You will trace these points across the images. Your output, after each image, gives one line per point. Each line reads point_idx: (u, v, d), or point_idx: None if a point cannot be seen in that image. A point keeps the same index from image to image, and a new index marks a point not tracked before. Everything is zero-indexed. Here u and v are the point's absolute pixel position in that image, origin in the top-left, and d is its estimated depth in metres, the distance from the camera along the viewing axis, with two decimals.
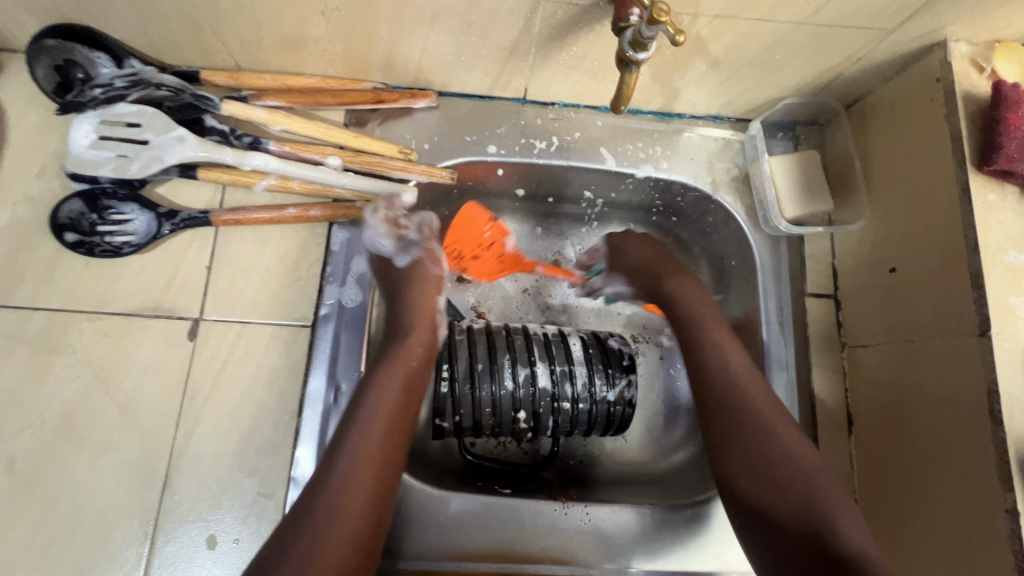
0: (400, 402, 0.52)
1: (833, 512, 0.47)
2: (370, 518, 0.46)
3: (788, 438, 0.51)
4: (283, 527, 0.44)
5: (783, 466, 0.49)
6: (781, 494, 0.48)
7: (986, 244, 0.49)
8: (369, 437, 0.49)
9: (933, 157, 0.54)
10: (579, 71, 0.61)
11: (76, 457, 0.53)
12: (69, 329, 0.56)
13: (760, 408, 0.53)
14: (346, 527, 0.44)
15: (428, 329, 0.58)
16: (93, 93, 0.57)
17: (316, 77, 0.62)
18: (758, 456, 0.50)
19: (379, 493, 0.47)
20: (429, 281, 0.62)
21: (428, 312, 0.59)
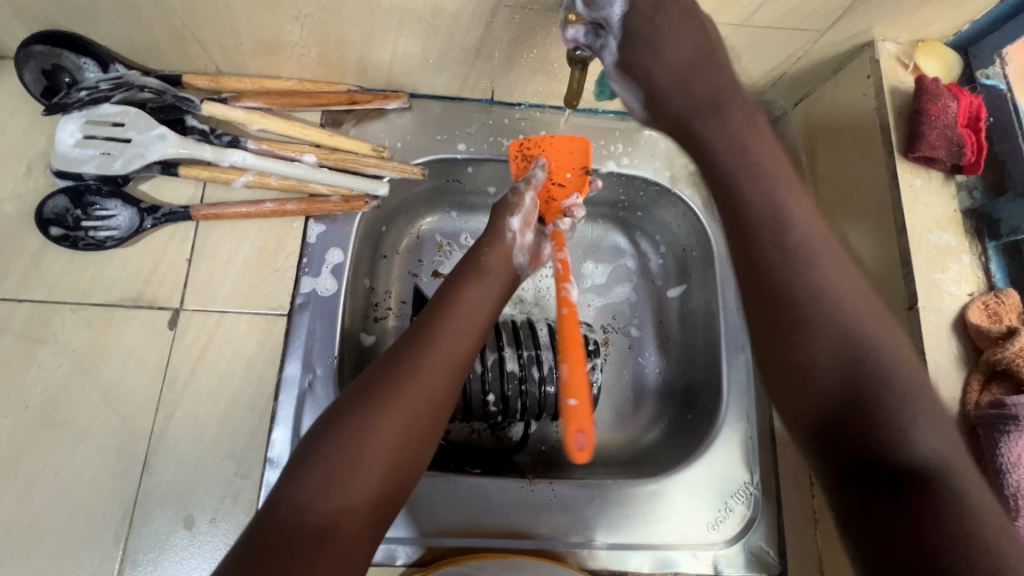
0: (465, 324, 0.54)
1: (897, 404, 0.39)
2: (421, 428, 0.47)
3: (835, 292, 0.44)
4: (328, 417, 0.45)
5: (831, 298, 0.44)
6: (831, 350, 0.42)
7: (913, 225, 0.54)
8: (436, 347, 0.50)
9: (868, 147, 0.58)
10: (541, 72, 0.65)
11: (58, 441, 0.56)
12: (52, 320, 0.58)
13: (833, 292, 0.44)
14: (398, 428, 0.45)
15: (505, 259, 0.61)
16: (78, 96, 0.59)
17: (294, 80, 0.65)
18: (811, 311, 0.43)
19: (437, 403, 0.48)
20: (505, 207, 0.62)
21: (497, 235, 0.61)
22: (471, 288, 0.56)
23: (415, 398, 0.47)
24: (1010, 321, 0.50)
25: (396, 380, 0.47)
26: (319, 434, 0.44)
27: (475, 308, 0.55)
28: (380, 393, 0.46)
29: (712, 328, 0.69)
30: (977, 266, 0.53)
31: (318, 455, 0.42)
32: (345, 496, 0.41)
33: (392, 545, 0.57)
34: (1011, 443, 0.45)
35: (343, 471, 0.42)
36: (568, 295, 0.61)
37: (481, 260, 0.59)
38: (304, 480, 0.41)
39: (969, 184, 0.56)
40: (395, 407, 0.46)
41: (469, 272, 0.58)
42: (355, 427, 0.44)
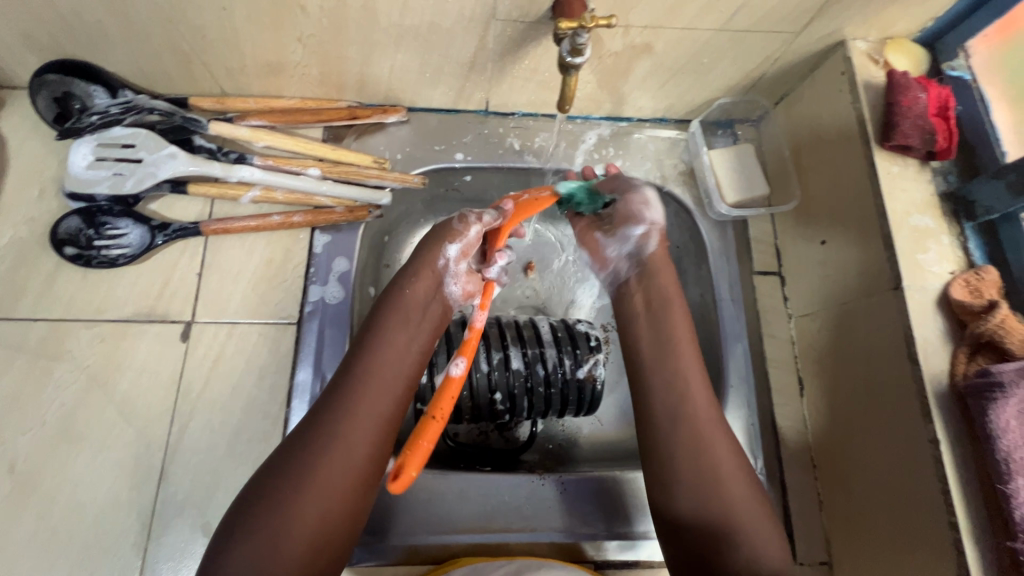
0: (387, 373, 0.54)
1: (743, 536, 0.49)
2: (351, 485, 0.48)
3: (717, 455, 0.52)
4: (257, 484, 0.47)
5: (701, 452, 0.52)
6: (697, 504, 0.51)
7: (893, 210, 0.57)
8: (359, 401, 0.51)
9: (847, 140, 0.62)
10: (534, 82, 0.68)
11: (75, 456, 0.56)
12: (67, 337, 0.60)
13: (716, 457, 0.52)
14: (324, 491, 0.47)
15: (430, 290, 0.60)
16: (90, 120, 0.62)
17: (296, 99, 0.68)
18: (679, 478, 0.52)
19: (365, 458, 0.49)
20: (448, 231, 0.61)
21: (430, 262, 0.60)
22: (393, 328, 0.56)
23: (339, 458, 0.48)
24: (991, 295, 0.52)
25: (318, 443, 0.48)
26: (248, 502, 0.46)
27: (402, 354, 0.55)
28: (303, 460, 0.47)
29: (709, 320, 0.71)
30: (957, 246, 0.56)
31: (247, 526, 0.45)
32: (279, 562, 0.44)
33: (407, 545, 0.59)
34: (1000, 409, 0.46)
35: (268, 551, 0.44)
36: (455, 374, 0.57)
37: (403, 295, 0.58)
38: (237, 551, 0.44)
39: (944, 169, 0.59)
40: (318, 472, 0.47)
41: (392, 312, 0.57)
42: (279, 501, 0.45)
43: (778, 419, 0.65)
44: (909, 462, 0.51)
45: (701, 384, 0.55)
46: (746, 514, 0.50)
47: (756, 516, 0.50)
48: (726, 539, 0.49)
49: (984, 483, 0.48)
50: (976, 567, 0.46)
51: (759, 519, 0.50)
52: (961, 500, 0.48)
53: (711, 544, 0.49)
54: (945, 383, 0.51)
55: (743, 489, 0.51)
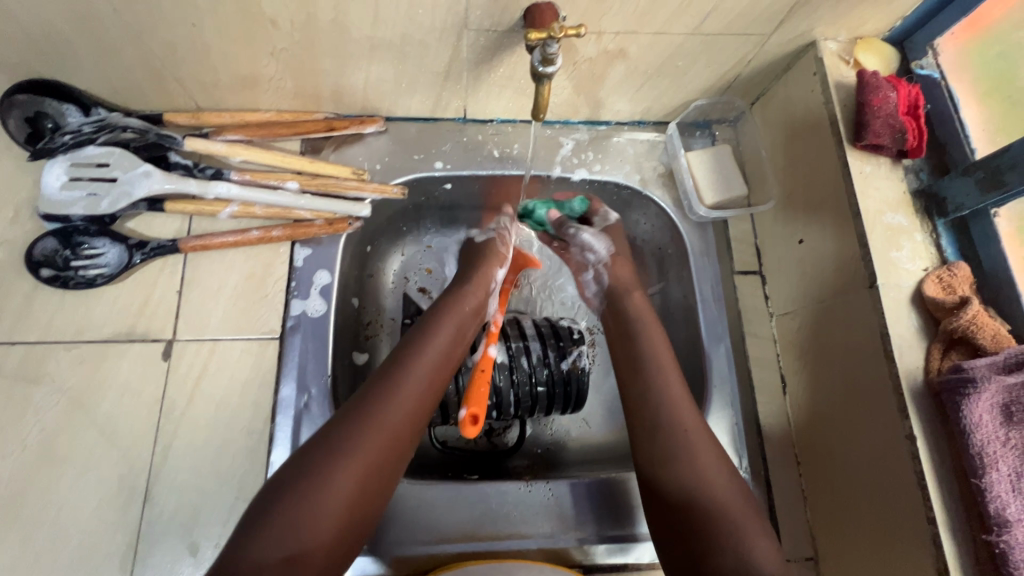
0: (431, 364, 0.56)
1: (739, 523, 0.49)
2: (381, 472, 0.48)
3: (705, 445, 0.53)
4: (294, 463, 0.47)
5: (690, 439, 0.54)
6: (688, 494, 0.51)
7: (866, 209, 0.57)
8: (403, 388, 0.52)
9: (822, 139, 0.62)
10: (510, 89, 0.68)
11: (58, 479, 0.56)
12: (46, 360, 0.59)
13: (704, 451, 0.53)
14: (359, 477, 0.47)
15: (479, 301, 0.64)
16: (61, 140, 0.60)
17: (272, 111, 0.68)
18: (674, 470, 0.52)
19: (399, 445, 0.50)
20: (492, 255, 0.70)
21: (481, 278, 0.66)
22: (440, 323, 0.59)
23: (380, 440, 0.49)
24: (963, 292, 0.53)
25: (357, 431, 0.48)
26: (278, 486, 0.45)
27: (441, 350, 0.57)
28: (345, 437, 0.48)
29: (691, 320, 0.72)
30: (930, 243, 0.57)
31: (282, 503, 0.44)
32: (301, 546, 0.43)
33: (398, 555, 0.59)
34: (972, 404, 0.47)
35: (297, 531, 0.43)
36: (489, 354, 0.64)
37: (456, 300, 0.62)
38: (262, 537, 0.43)
39: (916, 166, 0.60)
40: (358, 452, 0.47)
41: (441, 311, 0.61)
42: (318, 481, 0.45)
43: (761, 417, 0.66)
44: (888, 458, 0.52)
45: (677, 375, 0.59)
46: (739, 505, 0.50)
47: (749, 516, 0.50)
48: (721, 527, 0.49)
49: (959, 476, 0.49)
50: (954, 559, 0.47)
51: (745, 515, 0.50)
52: (938, 494, 0.48)
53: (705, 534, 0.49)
54: (920, 378, 0.51)
55: (733, 486, 0.52)
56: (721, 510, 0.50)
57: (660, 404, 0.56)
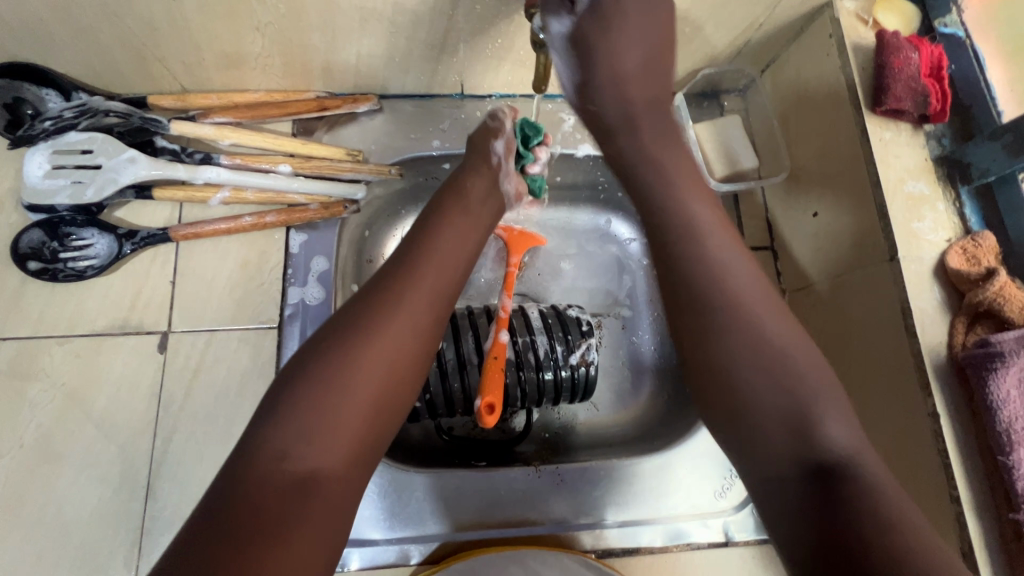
0: (448, 259, 0.51)
1: (813, 402, 0.41)
2: (404, 370, 0.44)
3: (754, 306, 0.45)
4: (305, 357, 0.43)
5: (733, 298, 0.45)
6: (742, 368, 0.42)
7: (886, 178, 0.55)
8: (420, 282, 0.47)
9: (838, 105, 0.59)
10: (509, 61, 0.65)
11: (58, 475, 0.55)
12: (40, 355, 0.58)
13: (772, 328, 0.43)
14: (384, 369, 0.43)
15: (486, 187, 0.59)
16: (43, 126, 0.58)
17: (261, 92, 0.65)
18: (713, 339, 0.44)
19: (423, 342, 0.46)
20: (486, 131, 0.62)
21: (482, 158, 0.60)
22: (452, 219, 0.54)
23: (399, 334, 0.44)
24: (989, 263, 0.51)
25: (376, 315, 0.44)
26: (294, 379, 0.42)
27: (460, 239, 0.53)
28: (359, 330, 0.43)
29: None
30: (953, 213, 0.54)
31: (301, 393, 0.40)
32: (326, 441, 0.39)
33: (406, 545, 0.58)
34: (999, 379, 0.45)
35: (321, 419, 0.40)
36: (501, 340, 0.64)
37: (463, 188, 0.57)
38: (285, 428, 0.39)
39: (938, 132, 0.57)
40: (376, 347, 0.43)
41: (452, 202, 0.56)
42: (336, 369, 0.41)
43: None
44: (909, 436, 0.50)
45: (717, 226, 0.48)
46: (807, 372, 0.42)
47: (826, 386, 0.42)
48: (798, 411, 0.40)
49: (983, 454, 0.47)
50: (979, 539, 0.46)
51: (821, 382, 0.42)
52: (962, 473, 0.47)
53: (771, 407, 0.41)
54: (944, 354, 0.49)
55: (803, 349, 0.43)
56: (783, 386, 0.41)
57: (698, 281, 0.45)
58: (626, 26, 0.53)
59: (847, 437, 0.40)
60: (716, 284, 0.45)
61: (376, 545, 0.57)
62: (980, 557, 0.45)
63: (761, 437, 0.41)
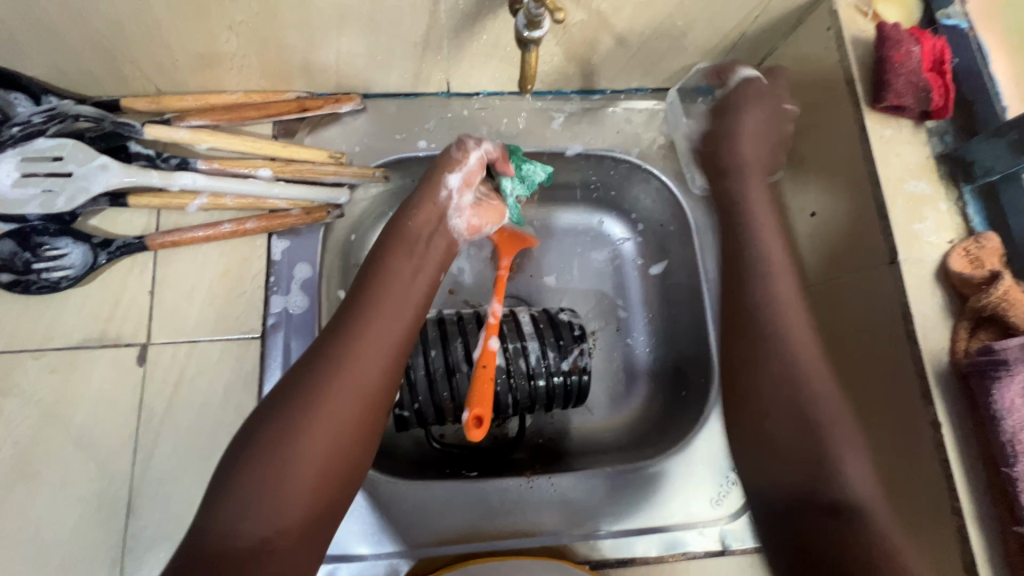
0: (392, 310, 0.51)
1: (836, 447, 0.45)
2: (353, 432, 0.45)
3: (806, 360, 0.49)
4: (252, 427, 0.44)
5: (785, 353, 0.49)
6: (776, 416, 0.47)
7: (886, 177, 0.53)
8: (362, 340, 0.48)
9: (836, 101, 0.57)
10: (496, 58, 0.63)
11: (36, 494, 0.54)
12: (14, 370, 0.56)
13: (804, 373, 0.48)
14: (331, 433, 0.44)
15: (433, 225, 0.59)
16: (9, 132, 0.54)
17: (239, 92, 0.63)
18: (767, 389, 0.48)
19: (370, 399, 0.46)
20: (446, 161, 0.61)
21: (432, 191, 0.60)
22: (397, 266, 0.54)
23: (342, 397, 0.45)
24: (992, 265, 0.49)
25: (318, 379, 0.45)
26: (243, 448, 0.43)
27: (408, 286, 0.54)
28: (303, 396, 0.44)
29: (696, 301, 0.68)
30: (955, 213, 0.52)
31: (247, 465, 0.41)
32: (275, 512, 0.41)
33: (395, 560, 0.56)
34: (1004, 388, 0.44)
35: (271, 491, 0.41)
36: (490, 348, 0.62)
37: (405, 231, 0.57)
38: (233, 499, 0.40)
39: (940, 128, 0.55)
40: (319, 413, 0.44)
41: (398, 247, 0.55)
42: (281, 438, 0.42)
43: None
44: (909, 445, 0.49)
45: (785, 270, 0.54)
46: (838, 418, 0.46)
47: (850, 434, 0.46)
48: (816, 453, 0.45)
49: (986, 464, 0.46)
50: (981, 552, 0.45)
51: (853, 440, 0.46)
52: (964, 483, 0.46)
53: (807, 454, 0.45)
54: (945, 360, 0.48)
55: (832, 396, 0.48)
56: (812, 432, 0.46)
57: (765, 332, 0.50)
58: (751, 106, 0.61)
59: (867, 485, 0.44)
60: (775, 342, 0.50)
61: (364, 561, 0.56)
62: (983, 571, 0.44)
63: (784, 486, 0.45)
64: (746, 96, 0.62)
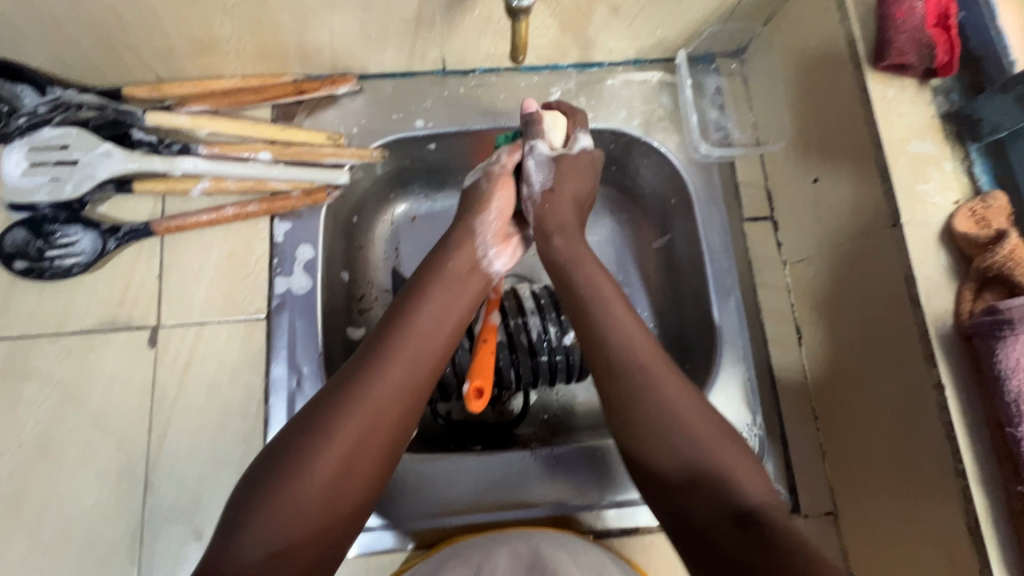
0: (425, 340, 0.50)
1: (733, 477, 0.44)
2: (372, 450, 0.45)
3: (683, 412, 0.47)
4: (271, 453, 0.43)
5: (659, 397, 0.47)
6: (674, 460, 0.46)
7: (890, 138, 0.52)
8: (391, 371, 0.47)
9: (838, 63, 0.56)
10: (489, 33, 0.62)
11: (58, 471, 0.56)
12: (32, 354, 0.58)
13: (677, 420, 0.47)
14: (343, 455, 0.43)
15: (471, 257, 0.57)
16: (17, 123, 0.57)
17: (237, 78, 0.63)
18: (651, 442, 0.47)
19: (391, 426, 0.46)
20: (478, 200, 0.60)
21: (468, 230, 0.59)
22: (431, 295, 0.53)
23: (365, 427, 0.44)
24: (999, 225, 0.48)
25: (342, 403, 0.45)
26: (262, 469, 0.43)
27: (438, 315, 0.52)
28: (321, 422, 0.44)
29: (699, 274, 0.68)
30: (961, 172, 0.51)
31: (262, 482, 0.42)
32: (281, 533, 0.40)
33: (401, 531, 0.58)
34: (1009, 347, 0.43)
35: (282, 510, 0.41)
36: (491, 323, 0.63)
37: (445, 268, 0.56)
38: (249, 520, 0.40)
39: (945, 87, 0.54)
40: (341, 436, 0.43)
41: (433, 280, 0.54)
42: (297, 459, 0.42)
43: (774, 368, 0.64)
44: (914, 407, 0.49)
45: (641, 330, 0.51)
46: (729, 458, 0.45)
47: (740, 457, 0.45)
48: (710, 494, 0.43)
49: (993, 428, 0.45)
50: (985, 514, 0.44)
51: (754, 473, 0.45)
52: (968, 445, 0.45)
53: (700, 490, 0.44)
54: (949, 323, 0.47)
55: (727, 442, 0.46)
56: (698, 470, 0.45)
57: (626, 378, 0.49)
58: (572, 171, 0.61)
59: (758, 496, 0.43)
60: (672, 415, 0.47)
61: (373, 532, 0.57)
62: (987, 532, 0.44)
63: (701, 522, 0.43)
64: (578, 160, 0.61)
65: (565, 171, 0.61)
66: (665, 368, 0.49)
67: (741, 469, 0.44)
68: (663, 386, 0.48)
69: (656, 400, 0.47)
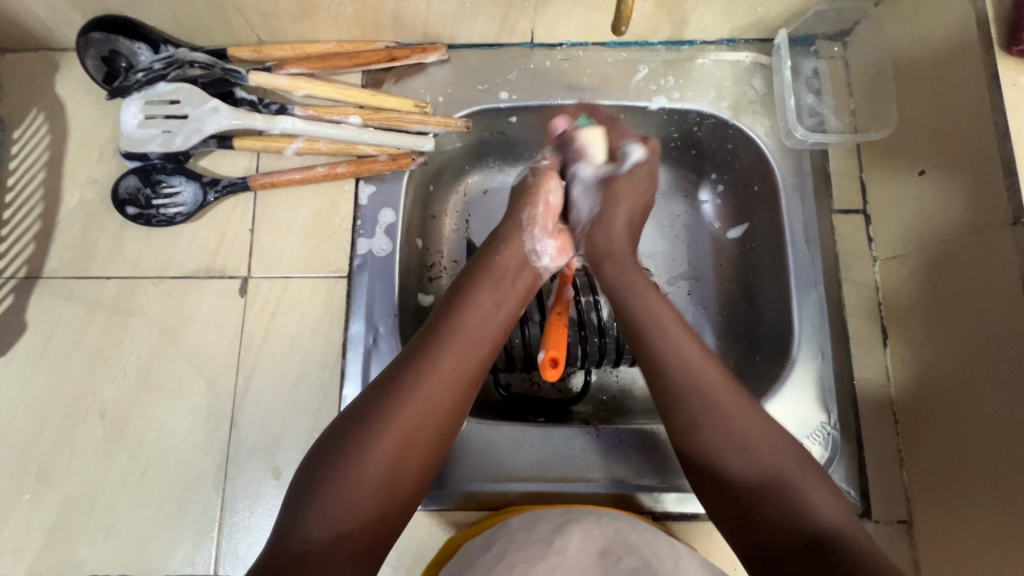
0: (474, 339, 0.52)
1: (796, 482, 0.44)
2: (421, 448, 0.47)
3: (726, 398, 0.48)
4: (325, 444, 0.45)
5: (694, 379, 0.49)
6: (721, 443, 0.47)
7: (1018, 129, 0.48)
8: (441, 361, 0.49)
9: (963, 45, 0.52)
10: (583, 5, 0.61)
11: (156, 403, 0.61)
12: (137, 294, 0.63)
13: (713, 397, 0.48)
14: (396, 449, 0.45)
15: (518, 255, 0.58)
16: (136, 78, 0.62)
17: (333, 42, 0.65)
18: (703, 430, 0.48)
19: (440, 422, 0.48)
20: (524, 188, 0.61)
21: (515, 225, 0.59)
22: (479, 295, 0.54)
23: (417, 414, 0.46)
24: None
25: (397, 398, 0.46)
26: (323, 452, 0.45)
27: (486, 315, 0.53)
28: (377, 415, 0.46)
29: (778, 264, 0.65)
30: None
31: (322, 468, 0.44)
32: (343, 522, 0.42)
33: (465, 492, 0.59)
34: None
35: (342, 498, 0.43)
36: (564, 296, 0.63)
37: (492, 262, 0.57)
38: (311, 504, 0.42)
39: None
40: (392, 430, 0.45)
41: (482, 276, 0.55)
42: (354, 448, 0.44)
43: (856, 367, 0.61)
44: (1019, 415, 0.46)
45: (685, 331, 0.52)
46: (785, 460, 0.46)
47: (802, 464, 0.46)
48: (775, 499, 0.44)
49: None
50: None
51: (817, 485, 0.45)
52: None
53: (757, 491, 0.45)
54: None
55: (768, 435, 0.47)
56: (762, 473, 0.45)
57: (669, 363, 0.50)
58: (625, 195, 0.60)
59: (835, 515, 0.43)
60: (710, 399, 0.48)
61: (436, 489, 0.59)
62: None
63: (761, 530, 0.44)
64: (630, 181, 0.61)
65: (616, 193, 0.60)
66: (726, 393, 0.49)
67: (811, 481, 0.45)
68: (701, 367, 0.50)
69: (693, 381, 0.49)
